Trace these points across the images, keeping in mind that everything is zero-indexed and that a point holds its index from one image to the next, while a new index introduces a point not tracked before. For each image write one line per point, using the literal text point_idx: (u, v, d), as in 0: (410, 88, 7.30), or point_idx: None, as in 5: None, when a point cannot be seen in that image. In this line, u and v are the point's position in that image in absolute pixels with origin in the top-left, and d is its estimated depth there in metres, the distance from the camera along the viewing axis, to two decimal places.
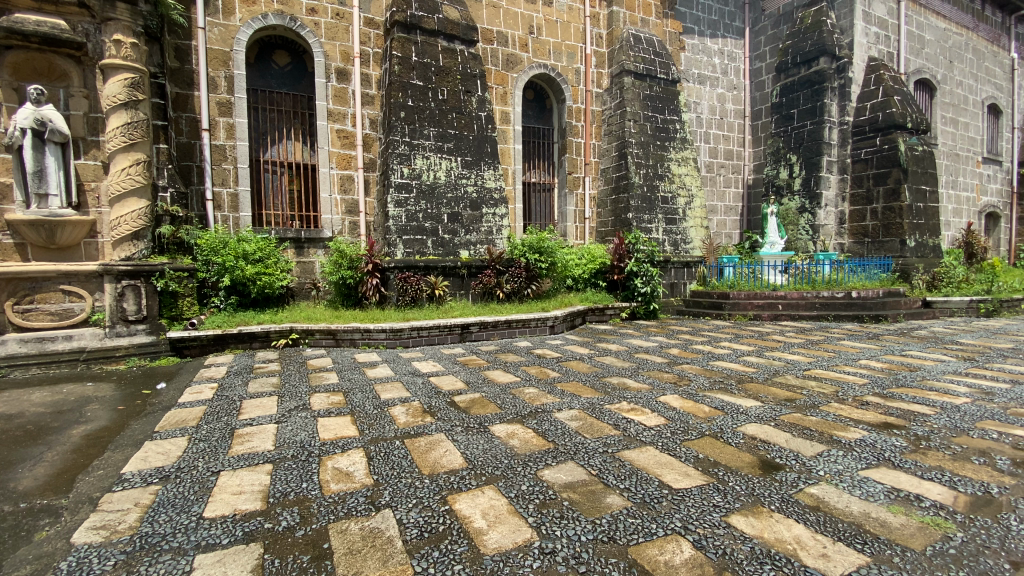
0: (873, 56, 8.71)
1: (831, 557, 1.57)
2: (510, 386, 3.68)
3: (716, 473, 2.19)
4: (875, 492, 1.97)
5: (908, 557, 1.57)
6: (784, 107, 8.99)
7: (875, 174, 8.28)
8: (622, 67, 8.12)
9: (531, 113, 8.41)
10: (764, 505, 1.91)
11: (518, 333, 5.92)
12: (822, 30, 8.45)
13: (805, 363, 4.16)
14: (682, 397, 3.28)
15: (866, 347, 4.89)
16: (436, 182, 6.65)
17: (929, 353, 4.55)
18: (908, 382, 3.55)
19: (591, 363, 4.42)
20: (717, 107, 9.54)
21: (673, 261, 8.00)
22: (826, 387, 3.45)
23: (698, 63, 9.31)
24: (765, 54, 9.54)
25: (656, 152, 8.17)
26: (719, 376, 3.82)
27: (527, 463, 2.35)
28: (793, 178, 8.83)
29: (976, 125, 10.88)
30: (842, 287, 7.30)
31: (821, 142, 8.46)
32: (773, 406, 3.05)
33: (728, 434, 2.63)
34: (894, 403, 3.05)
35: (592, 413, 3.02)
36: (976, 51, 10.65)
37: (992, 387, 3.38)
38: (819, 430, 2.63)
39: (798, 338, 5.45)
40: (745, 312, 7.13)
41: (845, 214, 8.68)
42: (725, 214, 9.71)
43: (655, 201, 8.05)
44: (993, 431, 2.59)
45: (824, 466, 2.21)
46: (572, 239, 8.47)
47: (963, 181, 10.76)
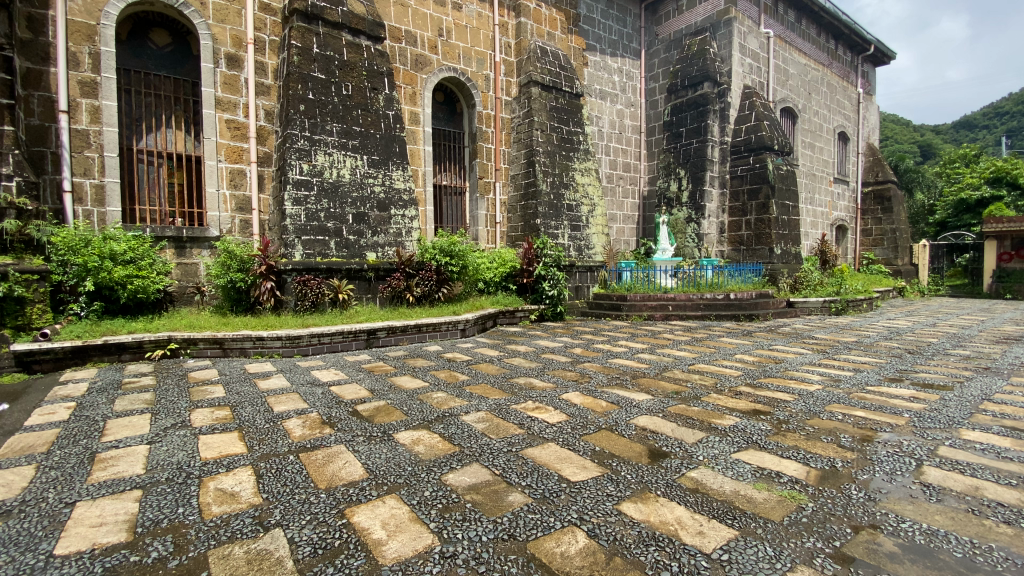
0: (747, 84, 9.80)
1: (706, 534, 1.73)
2: (417, 392, 3.62)
3: (611, 464, 2.32)
4: (744, 471, 2.21)
5: (769, 527, 1.77)
6: (674, 125, 9.81)
7: (749, 190, 9.29)
8: (529, 78, 8.37)
9: (440, 115, 8.37)
10: (651, 490, 2.05)
11: (428, 338, 5.84)
12: (706, 57, 9.35)
13: (690, 359, 4.57)
14: (583, 394, 3.43)
15: (741, 343, 5.48)
16: (340, 180, 6.37)
17: (791, 347, 5.21)
18: (774, 372, 4.02)
19: (500, 364, 4.48)
20: (616, 122, 10.15)
21: (578, 265, 8.39)
22: (707, 379, 3.81)
23: (599, 80, 9.85)
24: (658, 75, 10.34)
25: (562, 160, 8.51)
26: (616, 373, 4.05)
27: (431, 469, 2.32)
28: (681, 191, 9.66)
29: (829, 150, 12.66)
30: (722, 289, 8.12)
31: (705, 159, 9.34)
32: (663, 399, 3.30)
33: (622, 426, 2.80)
34: (762, 392, 3.45)
35: (498, 414, 3.06)
36: (829, 86, 12.37)
37: (837, 375, 3.94)
38: (700, 419, 2.89)
39: (685, 336, 5.97)
40: (641, 312, 7.67)
41: (725, 224, 9.67)
42: (624, 222, 10.37)
43: (561, 208, 8.37)
44: (838, 412, 3.02)
45: (703, 451, 2.43)
46: (483, 242, 8.53)
47: (819, 198, 12.47)
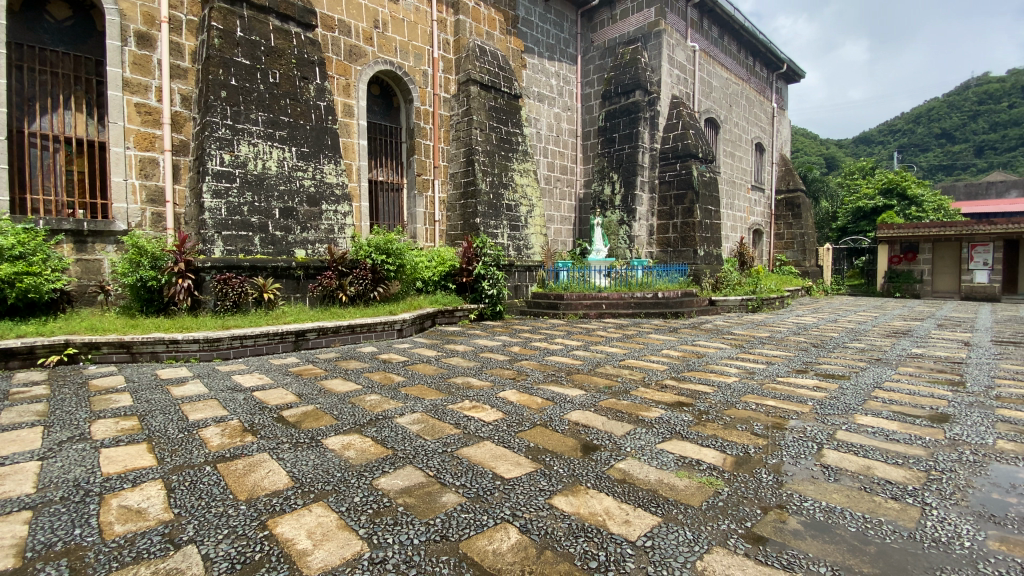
0: (675, 94, 10.34)
1: (632, 522, 1.81)
2: (349, 395, 3.50)
3: (544, 459, 2.36)
4: (668, 461, 2.33)
5: (689, 512, 1.88)
6: (608, 131, 10.16)
7: (676, 195, 9.79)
8: (468, 76, 8.34)
9: (376, 109, 8.15)
10: (581, 483, 2.12)
11: (363, 339, 5.67)
12: (637, 66, 9.75)
13: (621, 355, 4.76)
14: (520, 392, 3.47)
15: (667, 339, 5.78)
16: (266, 172, 6.03)
17: (712, 343, 5.56)
18: (697, 366, 4.28)
19: (437, 364, 4.44)
20: (554, 125, 10.36)
21: (517, 265, 8.47)
22: (636, 374, 3.99)
23: (537, 82, 10.01)
24: (593, 81, 10.66)
25: (500, 160, 8.56)
26: (552, 370, 4.14)
27: (362, 474, 2.25)
28: (614, 194, 10.02)
29: (747, 159, 13.63)
30: (651, 288, 8.52)
31: (636, 164, 9.74)
32: (595, 394, 3.42)
33: (556, 422, 2.86)
34: (685, 385, 3.67)
35: (434, 415, 3.03)
36: (748, 99, 13.31)
37: (752, 368, 4.25)
38: (629, 412, 3.02)
39: (617, 333, 6.20)
40: (577, 311, 7.88)
41: (654, 226, 10.14)
42: (561, 223, 10.60)
43: (500, 208, 8.40)
44: (751, 402, 3.26)
45: (631, 443, 2.54)
46: (421, 241, 8.40)
47: (738, 204, 13.40)
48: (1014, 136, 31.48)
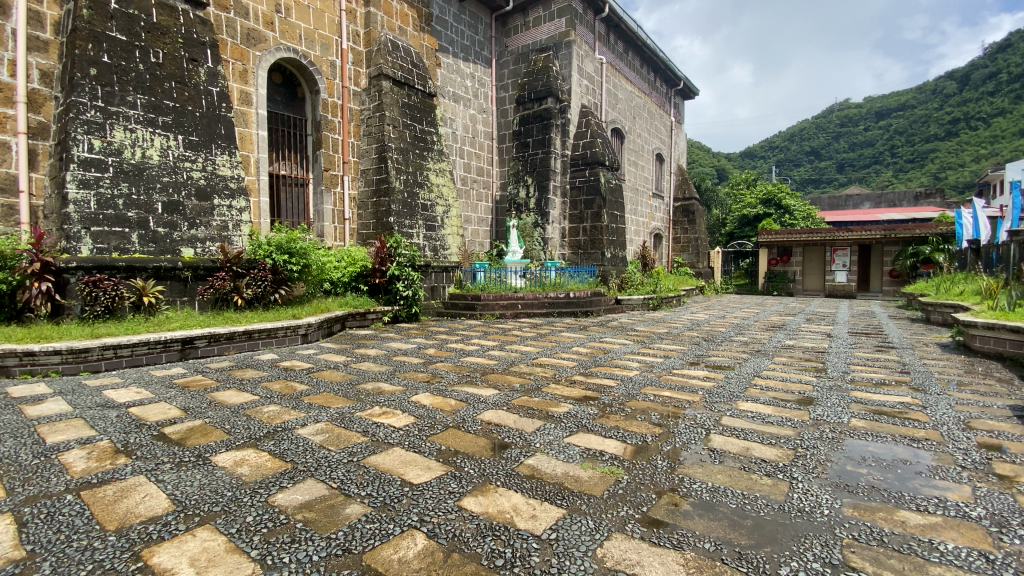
0: (584, 103, 10.81)
1: (538, 517, 1.86)
2: (245, 407, 3.24)
3: (455, 461, 2.35)
4: (574, 454, 2.43)
5: (592, 502, 1.97)
6: (522, 135, 10.34)
7: (586, 200, 10.21)
8: (379, 70, 8.09)
9: (278, 99, 7.63)
10: (491, 482, 2.13)
11: (262, 346, 5.26)
12: (549, 74, 9.98)
13: (535, 352, 4.89)
14: (433, 395, 3.42)
15: (578, 336, 6.03)
16: (146, 162, 5.42)
17: (618, 339, 5.89)
18: (603, 362, 4.50)
19: (345, 370, 4.24)
20: (470, 126, 10.36)
21: (433, 266, 8.35)
22: (548, 371, 4.12)
23: (452, 82, 9.95)
24: (508, 85, 10.82)
25: (415, 159, 8.40)
26: (467, 370, 4.14)
27: (256, 491, 2.09)
28: (529, 197, 10.23)
29: (649, 168, 14.59)
30: (564, 288, 8.84)
31: (549, 169, 10.02)
32: (508, 392, 3.47)
33: (468, 423, 2.86)
34: (592, 379, 3.85)
35: (340, 423, 2.89)
36: (650, 112, 14.27)
37: (652, 362, 4.56)
38: (539, 409, 3.10)
39: (531, 332, 6.35)
40: (493, 311, 7.96)
41: (567, 229, 10.50)
42: (478, 224, 10.63)
43: (415, 207, 8.24)
44: (650, 394, 3.49)
45: (540, 438, 2.60)
46: (330, 239, 8.00)
47: (642, 209, 14.32)
48: (865, 156, 36.78)
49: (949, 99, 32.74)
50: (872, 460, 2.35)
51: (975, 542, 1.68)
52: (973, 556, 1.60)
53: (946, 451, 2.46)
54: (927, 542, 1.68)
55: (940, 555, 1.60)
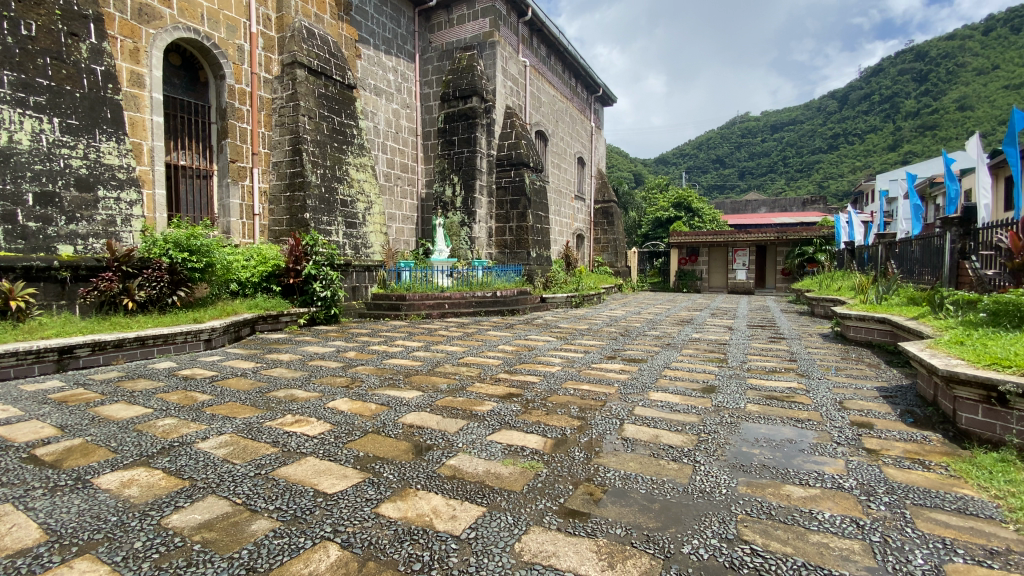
0: (509, 104, 10.91)
1: (457, 517, 1.85)
2: (136, 421, 2.92)
3: (373, 467, 2.28)
4: (495, 451, 2.45)
5: (511, 498, 2.00)
6: (447, 133, 10.20)
7: (511, 200, 10.32)
8: (293, 58, 7.63)
9: (176, 83, 6.99)
10: (411, 486, 2.10)
11: (157, 353, 4.78)
12: (474, 73, 9.96)
13: (460, 352, 4.87)
14: (352, 399, 3.30)
15: (504, 334, 6.09)
16: (14, 147, 4.78)
17: (541, 336, 6.03)
18: (527, 359, 4.58)
19: (255, 377, 3.96)
20: (392, 121, 10.08)
21: (354, 265, 8.02)
22: (473, 369, 4.13)
23: (373, 75, 9.63)
24: (432, 82, 10.68)
25: (333, 153, 8.06)
26: (389, 373, 4.03)
27: (147, 513, 1.90)
28: (455, 196, 10.12)
29: (571, 170, 15.04)
30: (490, 287, 8.89)
31: (475, 168, 9.98)
32: (432, 393, 3.42)
33: (389, 427, 2.79)
34: (516, 376, 3.91)
35: (247, 435, 2.70)
36: (571, 116, 14.71)
37: (573, 357, 4.71)
38: (463, 408, 3.09)
39: (457, 331, 6.32)
40: (419, 311, 7.82)
41: (493, 229, 10.53)
42: (403, 222, 10.40)
43: (334, 203, 7.91)
44: (570, 388, 3.61)
45: (463, 438, 2.60)
46: (237, 237, 7.43)
47: (565, 211, 14.73)
48: (763, 165, 40.45)
49: (831, 117, 36.90)
50: (764, 441, 2.59)
51: (848, 509, 1.90)
52: (844, 522, 1.81)
53: (825, 429, 2.77)
54: (808, 513, 1.88)
55: (817, 523, 1.81)
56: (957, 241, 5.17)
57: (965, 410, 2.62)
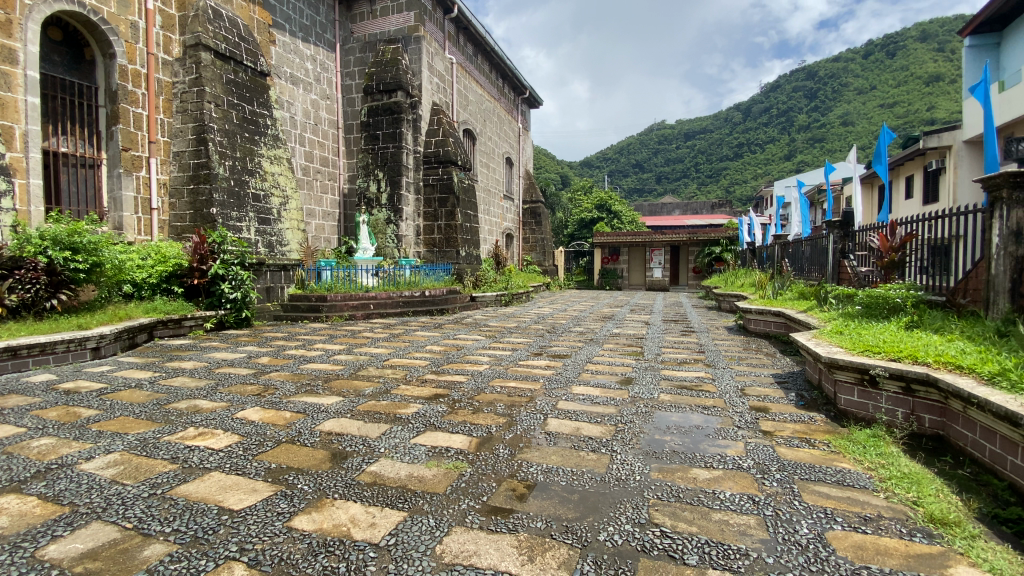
0: (435, 101, 10.76)
1: (377, 524, 1.80)
2: (1, 443, 2.54)
3: (286, 479, 2.16)
4: (419, 454, 2.40)
5: (434, 500, 1.97)
6: (370, 127, 9.83)
7: (439, 198, 10.19)
8: (197, 39, 7.00)
9: (57, 59, 6.17)
10: (328, 496, 2.00)
11: (33, 365, 4.21)
12: (398, 67, 9.70)
13: (385, 354, 4.73)
14: (264, 408, 3.09)
15: (431, 335, 6.00)
16: None
17: (470, 335, 6.01)
18: (455, 359, 4.54)
19: (152, 388, 3.59)
20: (311, 113, 9.59)
21: (269, 264, 7.52)
22: (398, 371, 4.03)
23: (290, 63, 9.09)
24: (354, 73, 10.29)
25: (244, 144, 7.53)
26: (307, 379, 3.82)
27: (15, 547, 1.66)
28: (380, 192, 9.76)
29: (499, 170, 15.13)
30: (418, 287, 8.72)
31: (401, 165, 9.69)
32: (352, 398, 3.29)
33: (305, 435, 2.65)
34: (443, 376, 3.87)
35: (141, 452, 2.44)
36: (499, 116, 14.80)
37: (501, 356, 4.73)
38: (386, 412, 3.00)
39: (383, 333, 6.13)
40: (342, 312, 7.51)
41: (421, 227, 10.33)
42: (324, 219, 9.92)
43: (244, 197, 7.41)
44: (497, 386, 3.63)
45: (385, 443, 2.53)
46: (131, 233, 6.70)
47: (494, 210, 14.78)
48: (678, 170, 43.12)
49: (736, 127, 40.12)
50: (675, 428, 2.76)
51: (746, 487, 2.08)
52: (743, 500, 1.97)
53: (728, 414, 3.00)
54: (712, 493, 2.03)
55: (720, 502, 1.96)
56: (838, 242, 5.79)
57: (844, 392, 2.95)
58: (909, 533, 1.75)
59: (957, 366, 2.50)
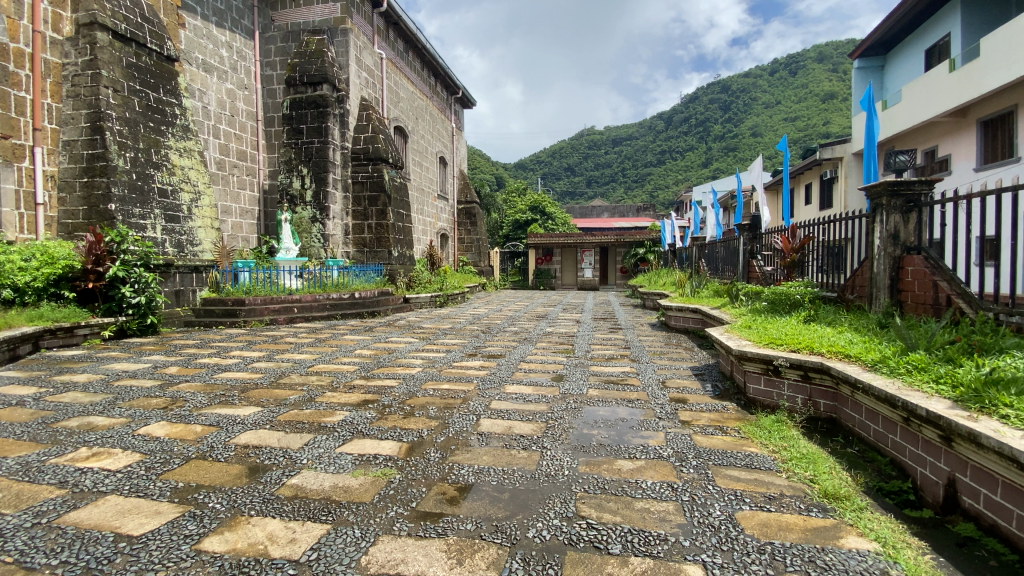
0: (364, 97, 10.40)
1: (298, 539, 1.71)
2: None
3: (196, 498, 1.99)
4: (345, 463, 2.31)
5: (360, 511, 1.89)
6: (293, 121, 9.33)
7: (369, 196, 9.88)
8: (91, 17, 6.30)
9: None
10: (243, 513, 1.88)
11: None
12: (324, 59, 9.29)
13: (310, 360, 4.51)
14: (171, 423, 2.84)
15: (361, 338, 5.80)
16: None
17: (402, 338, 5.88)
18: (386, 363, 4.40)
19: (36, 405, 3.17)
20: (226, 103, 8.96)
21: (178, 265, 6.91)
22: (324, 378, 3.84)
23: (201, 49, 8.44)
24: (275, 63, 9.73)
25: (148, 134, 6.89)
26: (222, 389, 3.55)
27: None
28: (304, 189, 9.29)
29: (432, 169, 14.93)
30: (347, 289, 8.38)
31: (327, 161, 9.27)
32: (272, 408, 3.10)
33: (218, 450, 2.46)
34: (372, 382, 3.75)
35: (21, 478, 2.15)
36: (431, 115, 14.59)
37: (434, 358, 4.66)
38: (309, 421, 2.86)
39: (308, 338, 5.84)
40: (262, 317, 7.07)
41: (349, 226, 9.95)
42: (241, 217, 9.28)
43: (149, 192, 6.79)
44: (430, 389, 3.57)
45: (308, 453, 2.41)
46: (11, 231, 5.90)
47: (427, 210, 14.55)
48: (607, 174, 44.77)
49: (660, 135, 42.34)
50: (602, 422, 2.86)
51: (666, 475, 2.19)
52: (663, 488, 2.08)
53: (651, 406, 3.16)
54: (635, 483, 2.12)
55: (642, 491, 2.05)
56: (748, 244, 6.25)
57: (752, 381, 3.19)
58: (807, 508, 1.93)
59: (846, 355, 2.78)
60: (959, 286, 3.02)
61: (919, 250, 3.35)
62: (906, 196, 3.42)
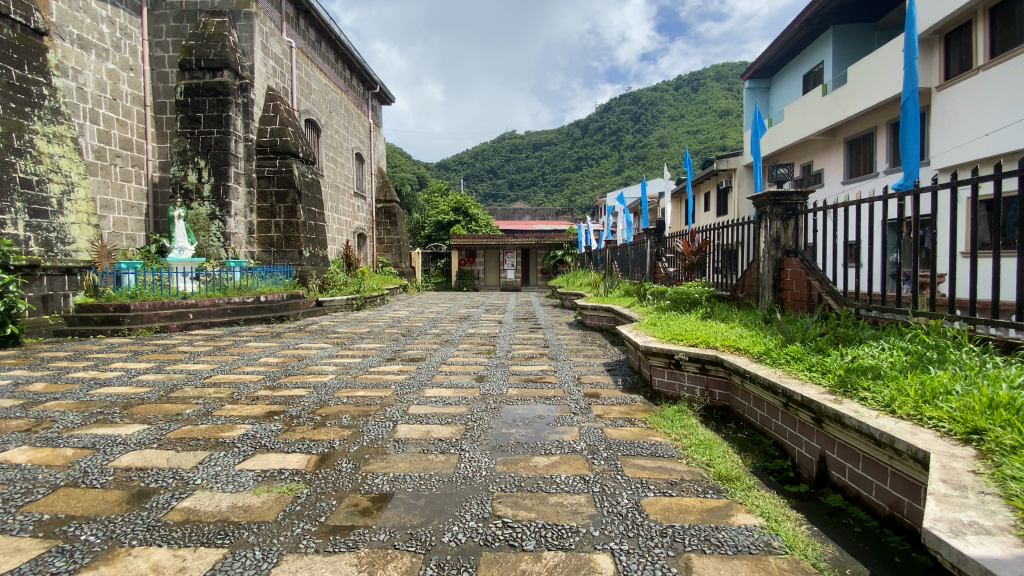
0: (271, 86, 9.73)
1: (188, 567, 1.56)
2: None
3: (65, 530, 1.75)
4: (245, 481, 2.15)
5: (261, 531, 1.77)
6: (188, 108, 8.52)
7: (276, 192, 9.26)
8: None
9: None
10: (123, 544, 1.68)
11: None
12: (224, 43, 8.58)
13: (207, 371, 4.13)
14: (34, 448, 2.47)
15: (267, 345, 5.41)
16: None
17: (314, 343, 5.56)
18: (295, 371, 4.15)
19: None
20: (106, 84, 7.99)
21: (46, 267, 6.09)
22: (223, 391, 3.53)
23: (76, 22, 7.46)
24: (167, 44, 8.82)
25: (8, 116, 5.96)
26: (99, 407, 3.14)
27: None
28: (201, 183, 8.51)
29: (348, 166, 14.30)
30: (252, 292, 7.78)
31: (228, 153, 8.57)
32: (161, 425, 2.80)
33: (93, 475, 2.18)
34: (279, 392, 3.51)
35: None
36: (346, 110, 13.99)
37: (349, 363, 4.47)
38: (205, 437, 2.63)
39: (206, 346, 5.35)
40: (151, 324, 6.38)
41: (254, 224, 9.28)
42: (125, 212, 8.31)
43: (8, 182, 5.88)
44: (343, 397, 3.41)
45: (202, 472, 2.21)
46: None
47: (342, 208, 13.91)
48: (528, 177, 45.62)
49: (578, 140, 43.89)
50: (519, 420, 2.90)
51: (578, 468, 2.28)
52: (576, 481, 2.15)
53: (566, 402, 3.26)
54: (550, 478, 2.18)
55: (557, 486, 2.11)
56: (655, 246, 6.65)
57: (657, 375, 3.42)
58: (703, 491, 2.09)
59: (737, 348, 3.07)
60: (829, 285, 3.43)
61: (796, 254, 3.76)
62: (786, 205, 3.83)
